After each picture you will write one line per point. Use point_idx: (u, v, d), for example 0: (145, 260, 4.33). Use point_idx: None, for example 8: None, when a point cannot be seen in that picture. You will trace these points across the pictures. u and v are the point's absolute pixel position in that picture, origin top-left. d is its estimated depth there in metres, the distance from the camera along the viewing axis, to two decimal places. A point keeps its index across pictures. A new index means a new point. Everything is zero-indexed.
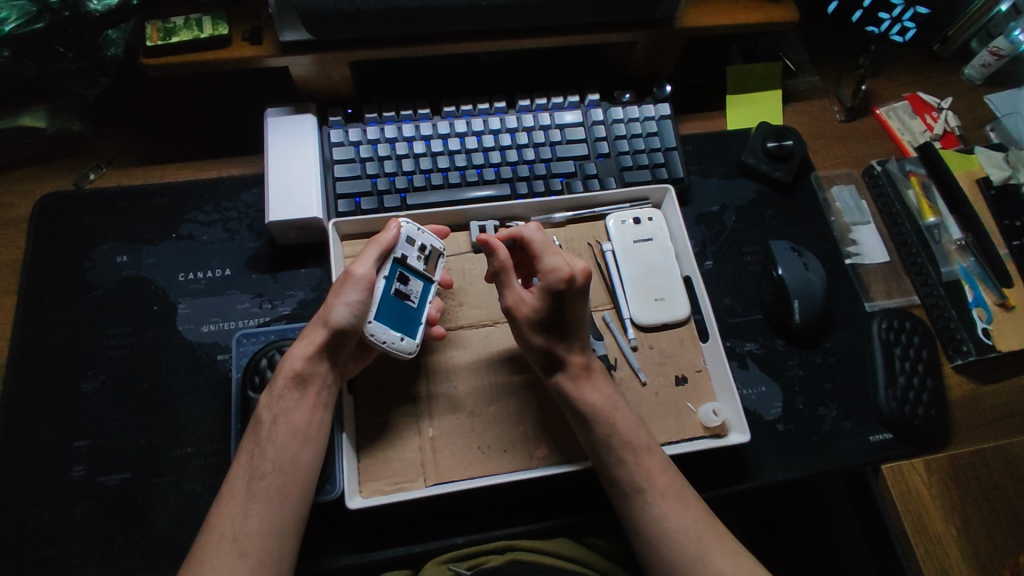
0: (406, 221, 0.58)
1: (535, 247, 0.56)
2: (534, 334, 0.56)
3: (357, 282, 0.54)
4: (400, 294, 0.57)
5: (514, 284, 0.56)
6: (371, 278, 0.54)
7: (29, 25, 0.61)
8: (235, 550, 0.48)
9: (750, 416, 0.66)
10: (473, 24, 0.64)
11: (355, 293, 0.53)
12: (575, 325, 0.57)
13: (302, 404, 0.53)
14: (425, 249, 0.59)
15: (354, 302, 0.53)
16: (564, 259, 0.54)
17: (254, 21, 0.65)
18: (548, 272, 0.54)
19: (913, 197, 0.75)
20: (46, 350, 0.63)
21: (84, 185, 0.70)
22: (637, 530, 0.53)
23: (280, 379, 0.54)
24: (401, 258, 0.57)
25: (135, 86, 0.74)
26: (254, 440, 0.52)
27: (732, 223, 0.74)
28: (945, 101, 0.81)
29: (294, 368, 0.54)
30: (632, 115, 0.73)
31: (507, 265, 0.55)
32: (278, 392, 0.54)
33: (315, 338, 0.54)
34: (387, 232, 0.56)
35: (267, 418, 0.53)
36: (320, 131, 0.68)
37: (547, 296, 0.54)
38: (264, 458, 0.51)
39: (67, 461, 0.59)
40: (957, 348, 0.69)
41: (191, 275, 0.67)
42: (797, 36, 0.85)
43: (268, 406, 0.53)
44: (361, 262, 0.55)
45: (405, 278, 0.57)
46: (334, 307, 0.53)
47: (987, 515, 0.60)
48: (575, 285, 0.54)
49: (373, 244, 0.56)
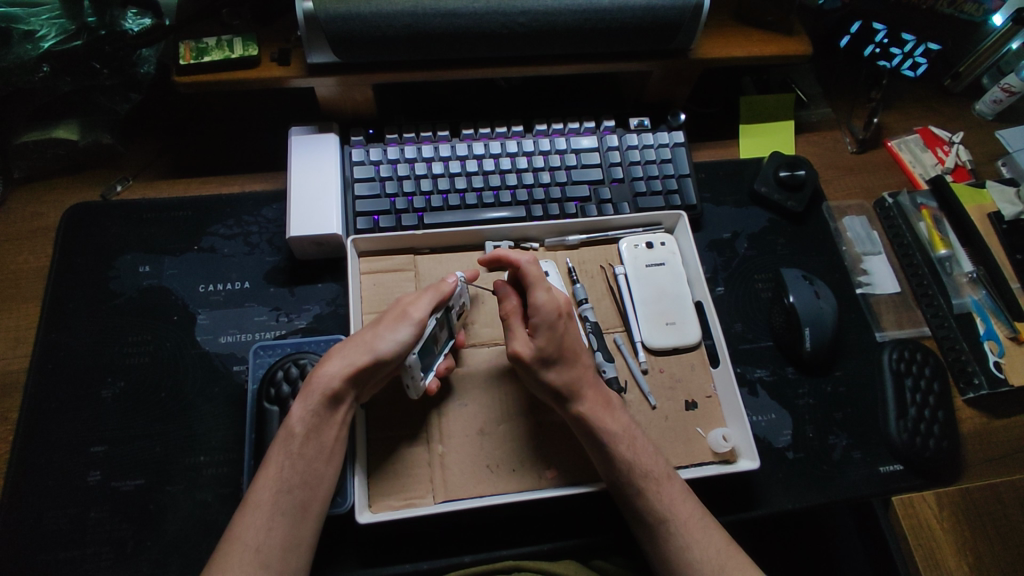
0: (460, 281, 0.60)
1: (528, 279, 0.57)
2: (545, 370, 0.55)
3: (413, 324, 0.54)
4: (434, 337, 0.57)
5: (518, 329, 0.56)
6: (425, 323, 0.55)
7: (68, 42, 0.66)
8: (257, 562, 0.48)
9: (760, 443, 0.66)
10: (494, 51, 0.66)
11: (408, 333, 0.54)
12: (573, 353, 0.57)
13: (333, 421, 0.53)
14: (460, 306, 0.62)
15: (404, 342, 0.53)
16: (552, 294, 0.56)
17: (283, 43, 0.67)
18: (540, 307, 0.55)
19: (924, 229, 0.76)
20: (67, 357, 0.64)
21: (110, 196, 0.71)
22: (663, 559, 0.53)
23: (314, 394, 0.53)
24: (449, 308, 0.59)
25: (165, 102, 0.77)
26: (284, 452, 0.52)
27: (744, 250, 0.75)
28: (956, 135, 0.82)
29: (330, 386, 0.52)
30: (646, 142, 0.74)
31: (514, 311, 0.57)
32: (312, 407, 0.52)
33: (355, 362, 0.53)
34: (446, 283, 0.58)
35: (299, 431, 0.52)
36: (342, 149, 0.70)
37: (544, 329, 0.55)
38: (293, 472, 0.51)
39: (83, 466, 0.60)
40: (969, 382, 0.69)
41: (210, 287, 0.68)
42: (809, 69, 0.87)
43: (302, 420, 0.52)
44: (418, 306, 0.55)
45: (441, 324, 0.59)
46: (384, 339, 0.53)
47: (999, 550, 0.59)
48: (565, 316, 0.56)
49: (434, 290, 0.56)
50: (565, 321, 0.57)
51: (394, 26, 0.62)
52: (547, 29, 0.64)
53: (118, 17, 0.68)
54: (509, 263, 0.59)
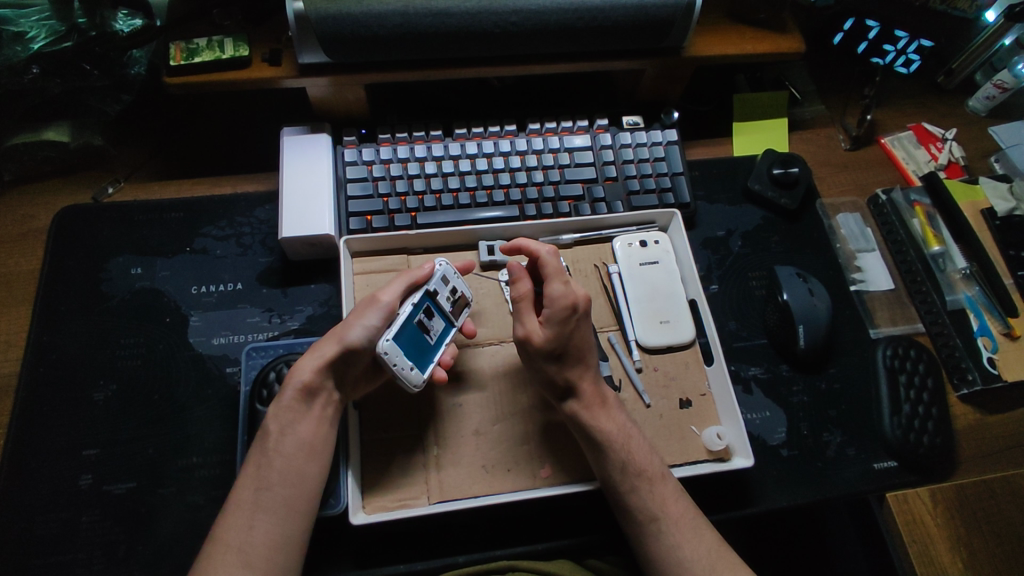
0: (443, 262, 0.59)
1: (547, 270, 0.57)
2: (547, 365, 0.56)
3: (381, 308, 0.55)
4: (422, 325, 0.56)
5: (528, 315, 0.56)
6: (394, 307, 0.55)
7: (58, 43, 0.65)
8: (240, 561, 0.47)
9: (754, 441, 0.66)
10: (485, 50, 0.66)
11: (376, 318, 0.55)
12: (579, 350, 0.56)
13: (309, 417, 0.53)
14: (456, 294, 0.59)
15: (373, 327, 0.54)
16: (569, 289, 0.56)
17: (274, 44, 0.67)
18: (554, 298, 0.55)
19: (918, 226, 0.76)
20: (59, 360, 0.64)
21: (101, 199, 0.71)
22: (655, 558, 0.53)
23: (287, 390, 0.53)
24: (432, 293, 0.57)
25: (156, 104, 0.77)
26: (261, 451, 0.52)
27: (738, 248, 0.75)
28: (949, 131, 0.82)
29: (302, 379, 0.53)
30: (639, 140, 0.74)
31: (526, 296, 0.57)
32: (286, 403, 0.53)
33: (326, 353, 0.54)
34: (421, 270, 0.58)
35: (274, 429, 0.53)
36: (334, 149, 0.70)
37: (554, 323, 0.55)
38: (271, 471, 0.51)
39: (75, 470, 0.60)
40: (963, 377, 0.69)
41: (203, 288, 0.68)
42: (802, 66, 0.87)
43: (276, 417, 0.53)
44: (387, 291, 0.56)
45: (430, 313, 0.57)
46: (354, 327, 0.54)
47: (992, 546, 0.59)
48: (579, 311, 0.56)
49: (404, 277, 0.57)
50: (578, 317, 0.56)
51: (385, 26, 0.61)
52: (538, 28, 0.64)
53: (110, 18, 0.66)
54: (530, 253, 0.60)
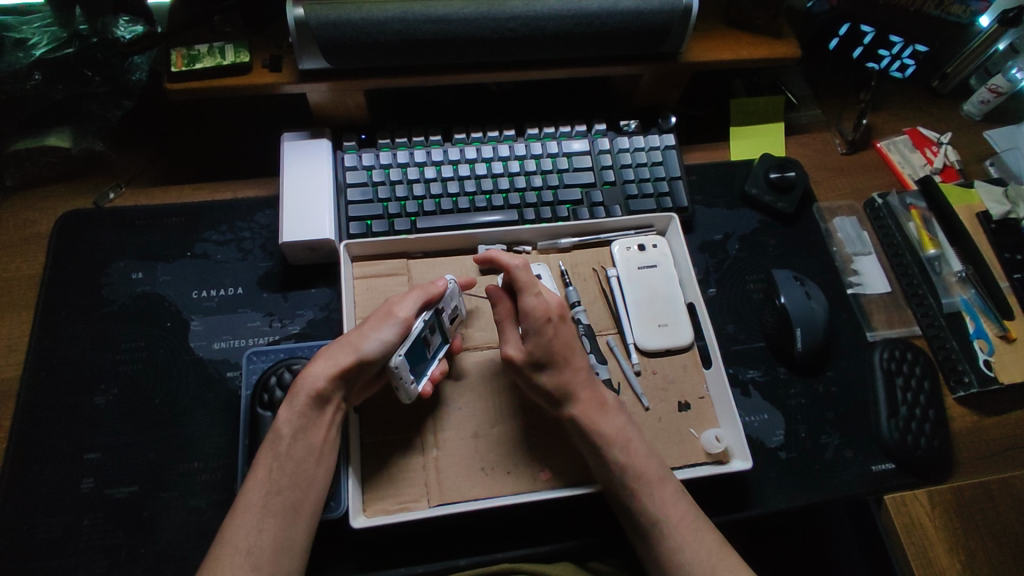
0: (451, 279, 0.60)
1: (518, 284, 0.57)
2: (536, 374, 0.56)
3: (397, 323, 0.55)
4: (426, 339, 0.57)
5: (510, 332, 0.57)
6: (410, 321, 0.55)
7: (58, 50, 0.67)
8: (248, 563, 0.48)
9: (753, 443, 0.66)
10: (485, 56, 0.66)
11: (392, 332, 0.54)
12: (563, 354, 0.57)
13: (320, 422, 0.53)
14: (454, 311, 0.61)
15: (389, 341, 0.54)
16: (541, 300, 0.56)
17: (275, 50, 0.67)
18: (527, 313, 0.56)
19: (913, 229, 0.76)
20: (61, 364, 0.64)
21: (103, 204, 0.72)
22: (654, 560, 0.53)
23: (300, 396, 0.53)
24: (440, 310, 0.58)
25: (158, 109, 0.77)
26: (272, 453, 0.52)
27: (735, 251, 0.76)
28: (945, 135, 0.83)
29: (316, 387, 0.53)
30: (637, 145, 0.75)
31: (507, 314, 0.58)
32: (298, 408, 0.53)
33: (339, 362, 0.53)
34: (436, 284, 0.58)
35: (286, 433, 0.53)
36: (334, 155, 0.71)
37: (533, 335, 0.56)
38: (281, 474, 0.51)
39: (77, 474, 0.60)
40: (959, 379, 0.70)
41: (204, 293, 0.68)
42: (798, 71, 0.88)
43: (288, 421, 0.53)
44: (403, 304, 0.56)
45: (433, 328, 0.58)
46: (369, 339, 0.54)
47: (990, 548, 0.60)
48: (554, 319, 0.56)
49: (420, 289, 0.57)
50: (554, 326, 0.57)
51: (385, 32, 0.62)
52: (536, 34, 0.65)
53: (110, 25, 0.68)
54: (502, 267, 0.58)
